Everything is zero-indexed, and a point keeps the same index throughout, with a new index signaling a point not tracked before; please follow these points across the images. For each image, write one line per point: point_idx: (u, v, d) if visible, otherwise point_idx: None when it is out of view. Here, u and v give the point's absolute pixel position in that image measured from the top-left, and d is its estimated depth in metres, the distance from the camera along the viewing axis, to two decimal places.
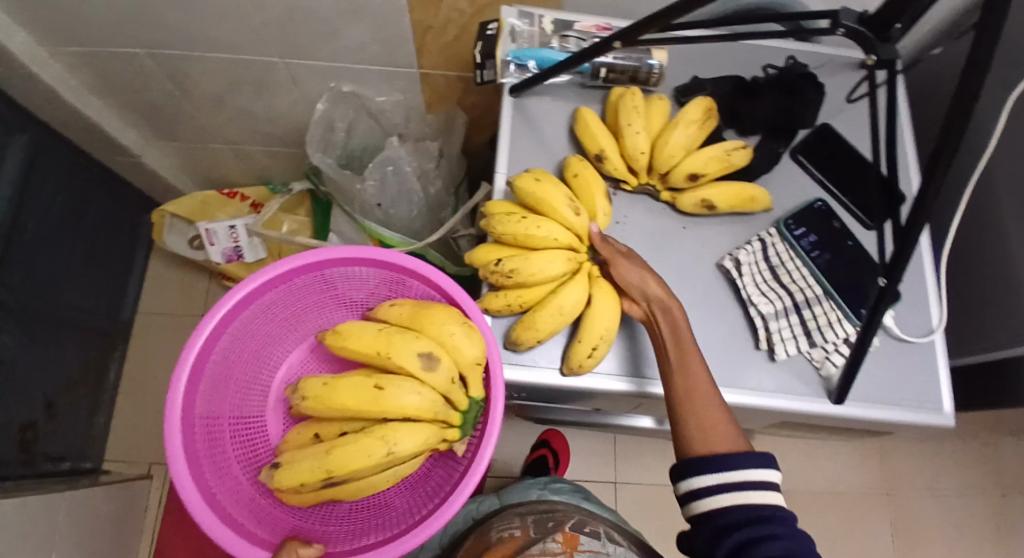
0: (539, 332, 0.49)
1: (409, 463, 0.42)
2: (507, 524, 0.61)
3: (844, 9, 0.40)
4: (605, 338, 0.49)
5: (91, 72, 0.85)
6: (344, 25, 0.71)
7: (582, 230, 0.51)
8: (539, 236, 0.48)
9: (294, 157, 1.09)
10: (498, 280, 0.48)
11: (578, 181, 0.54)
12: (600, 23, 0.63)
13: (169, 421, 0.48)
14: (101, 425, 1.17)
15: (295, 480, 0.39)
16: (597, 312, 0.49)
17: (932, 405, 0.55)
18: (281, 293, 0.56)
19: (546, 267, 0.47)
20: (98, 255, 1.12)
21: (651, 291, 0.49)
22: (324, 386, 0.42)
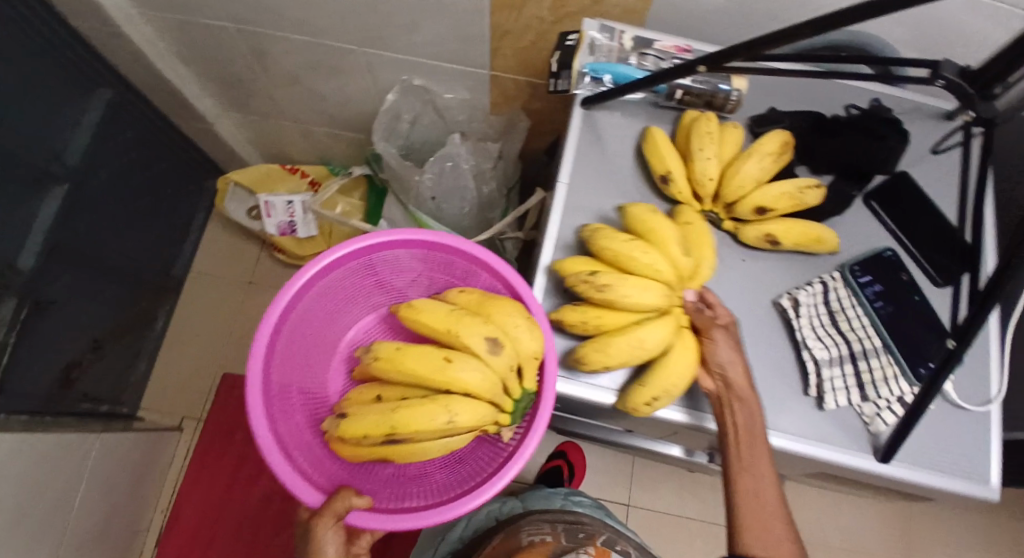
0: (608, 360, 0.47)
1: (466, 436, 0.43)
2: (536, 529, 0.60)
3: (947, 61, 0.38)
4: (670, 390, 0.47)
5: (179, 41, 0.90)
6: (424, 20, 0.73)
7: (684, 271, 0.49)
8: (641, 260, 0.48)
9: (355, 142, 1.12)
10: (587, 292, 0.48)
11: (689, 227, 0.52)
12: (680, 44, 0.63)
13: (251, 385, 0.49)
14: (141, 372, 1.23)
15: (359, 430, 0.42)
16: (673, 363, 0.47)
17: (979, 478, 0.52)
18: (350, 269, 0.58)
19: (640, 297, 0.46)
20: (161, 212, 1.18)
21: (732, 377, 0.48)
22: (396, 350, 0.44)
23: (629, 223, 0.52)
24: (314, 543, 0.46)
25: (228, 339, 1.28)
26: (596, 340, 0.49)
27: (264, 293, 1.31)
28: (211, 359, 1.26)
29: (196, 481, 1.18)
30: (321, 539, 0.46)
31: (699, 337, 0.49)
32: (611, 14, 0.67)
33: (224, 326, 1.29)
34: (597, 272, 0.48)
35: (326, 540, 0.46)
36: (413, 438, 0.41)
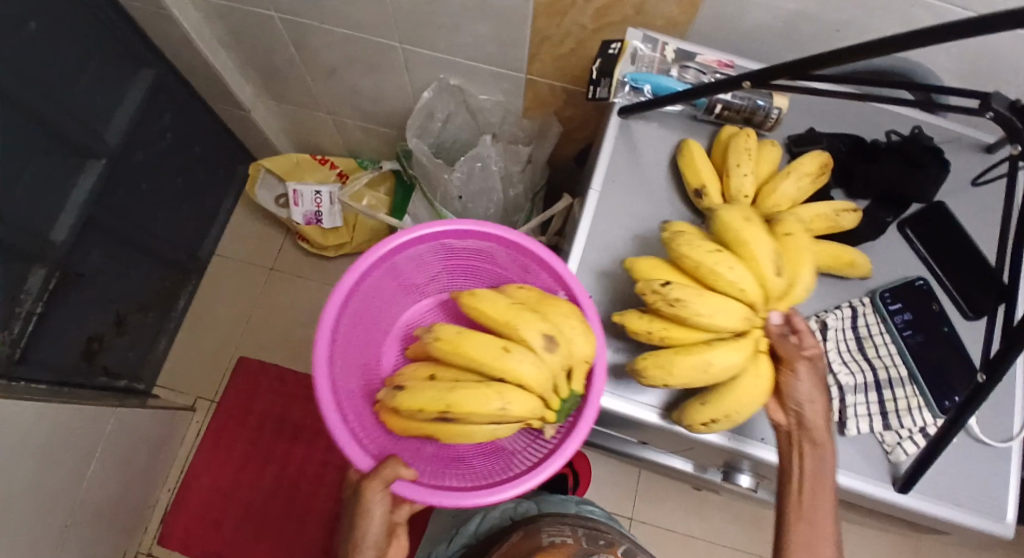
0: (671, 379, 0.44)
1: (512, 426, 0.44)
2: (556, 531, 0.60)
3: (998, 93, 0.37)
4: (733, 415, 0.45)
5: (225, 27, 0.92)
6: (466, 21, 0.74)
7: (772, 292, 0.43)
8: (724, 277, 0.43)
9: (387, 137, 1.14)
10: (656, 303, 0.44)
11: (788, 238, 0.45)
12: (723, 59, 0.64)
13: (323, 396, 0.49)
14: (161, 350, 1.25)
15: (415, 403, 0.43)
16: (742, 391, 0.44)
17: (995, 513, 0.51)
18: (375, 278, 0.58)
19: (717, 319, 0.42)
20: (191, 194, 1.21)
21: (809, 419, 0.46)
22: (457, 334, 0.45)
23: (716, 228, 0.47)
24: (362, 507, 0.47)
25: (247, 323, 1.30)
26: (660, 351, 0.46)
27: (286, 281, 1.33)
28: (229, 342, 1.28)
29: (206, 461, 1.20)
30: (368, 506, 0.47)
31: (780, 367, 0.45)
32: (654, 26, 0.68)
33: (244, 310, 1.31)
34: (671, 283, 0.43)
35: (371, 505, 0.47)
36: (464, 419, 0.42)
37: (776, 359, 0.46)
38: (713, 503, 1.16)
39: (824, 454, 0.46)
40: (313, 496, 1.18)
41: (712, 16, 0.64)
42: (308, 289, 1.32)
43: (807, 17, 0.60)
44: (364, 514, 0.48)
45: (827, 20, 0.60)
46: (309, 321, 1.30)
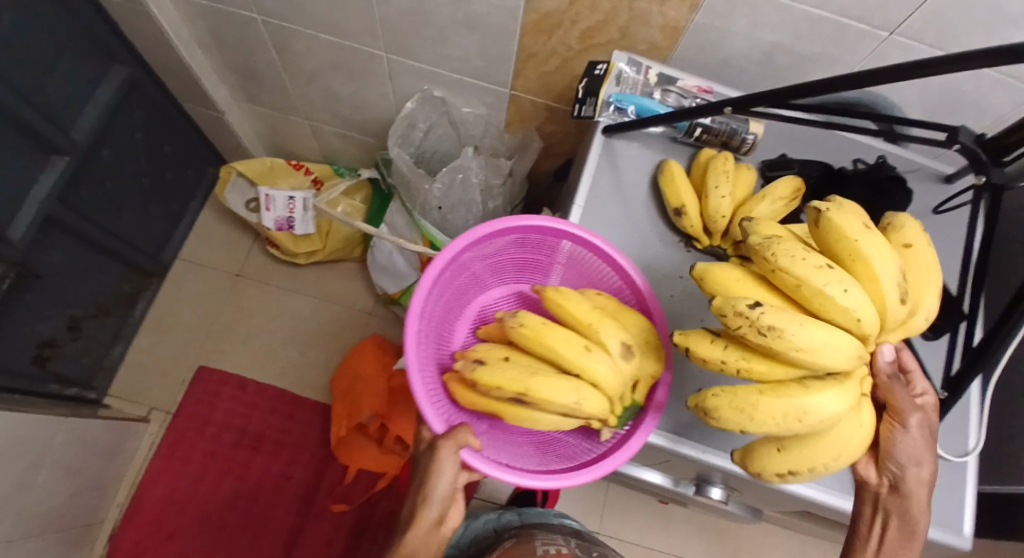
0: (755, 429, 0.34)
1: (575, 422, 0.46)
2: (550, 540, 0.66)
3: (964, 128, 0.41)
4: (820, 467, 0.37)
5: (205, 27, 0.90)
6: (455, 34, 0.75)
7: (891, 319, 0.35)
8: (838, 303, 0.32)
9: (365, 145, 1.13)
10: (740, 329, 0.33)
11: (908, 251, 0.39)
12: (702, 85, 0.66)
13: (424, 406, 0.49)
14: (115, 357, 1.18)
15: (494, 381, 0.45)
16: (840, 441, 0.36)
17: (951, 526, 0.53)
18: (440, 285, 0.56)
19: (826, 355, 0.32)
20: (157, 195, 1.16)
21: (907, 484, 0.43)
22: (541, 325, 0.47)
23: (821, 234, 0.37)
24: (433, 466, 0.49)
25: (210, 330, 1.24)
26: (737, 388, 0.36)
27: (252, 287, 1.28)
28: (189, 350, 1.23)
29: (160, 475, 1.13)
30: (437, 463, 0.49)
31: (886, 418, 0.42)
32: (637, 50, 0.70)
33: (207, 317, 1.25)
34: (764, 305, 0.33)
35: (441, 465, 0.49)
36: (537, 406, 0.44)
37: (884, 407, 0.42)
38: (677, 516, 1.17)
39: (916, 518, 0.44)
40: (272, 509, 1.13)
41: (692, 43, 0.67)
42: (276, 296, 1.28)
43: (780, 49, 0.63)
44: (432, 473, 0.49)
45: (797, 53, 0.63)
46: (275, 329, 1.25)
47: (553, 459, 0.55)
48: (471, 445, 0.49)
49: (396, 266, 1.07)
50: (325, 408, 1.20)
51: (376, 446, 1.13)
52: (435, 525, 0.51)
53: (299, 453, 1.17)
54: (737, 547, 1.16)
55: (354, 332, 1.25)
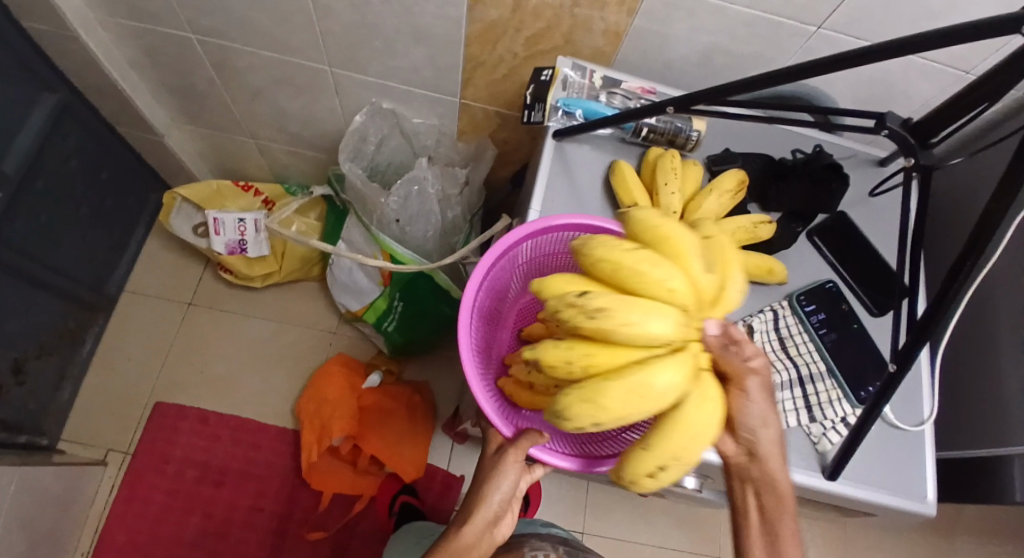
0: (604, 419, 0.30)
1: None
2: (539, 546, 0.66)
3: (891, 113, 0.44)
4: (687, 458, 0.31)
5: (139, 48, 0.86)
6: (402, 46, 0.74)
7: (716, 293, 0.34)
8: (654, 274, 0.32)
9: (317, 161, 1.10)
10: (572, 320, 0.32)
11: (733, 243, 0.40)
12: (645, 86, 0.68)
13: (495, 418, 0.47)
14: (64, 399, 1.12)
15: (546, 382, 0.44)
16: (696, 423, 0.31)
17: (916, 494, 0.55)
18: (484, 292, 0.54)
19: (656, 326, 0.30)
20: (98, 226, 1.10)
21: (761, 448, 0.41)
22: None
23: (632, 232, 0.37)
24: (498, 470, 0.47)
25: (165, 363, 1.19)
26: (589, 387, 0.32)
27: (206, 315, 1.23)
28: (144, 384, 1.17)
29: (123, 519, 1.07)
30: (501, 468, 0.47)
31: (728, 389, 0.38)
32: (582, 55, 0.72)
33: (161, 350, 1.19)
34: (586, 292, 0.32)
35: (505, 469, 0.47)
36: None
37: (723, 378, 0.38)
38: (657, 508, 1.19)
39: (778, 481, 0.42)
40: (242, 543, 1.08)
41: (634, 47, 0.68)
42: (234, 322, 1.23)
43: (716, 49, 0.66)
44: (494, 478, 0.47)
45: (733, 53, 0.66)
46: (234, 357, 1.20)
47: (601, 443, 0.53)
48: (539, 443, 0.46)
49: (358, 283, 1.05)
50: (292, 435, 1.16)
51: (350, 469, 1.11)
52: (495, 536, 0.49)
53: (267, 483, 1.12)
54: (715, 532, 1.18)
55: (318, 354, 1.22)
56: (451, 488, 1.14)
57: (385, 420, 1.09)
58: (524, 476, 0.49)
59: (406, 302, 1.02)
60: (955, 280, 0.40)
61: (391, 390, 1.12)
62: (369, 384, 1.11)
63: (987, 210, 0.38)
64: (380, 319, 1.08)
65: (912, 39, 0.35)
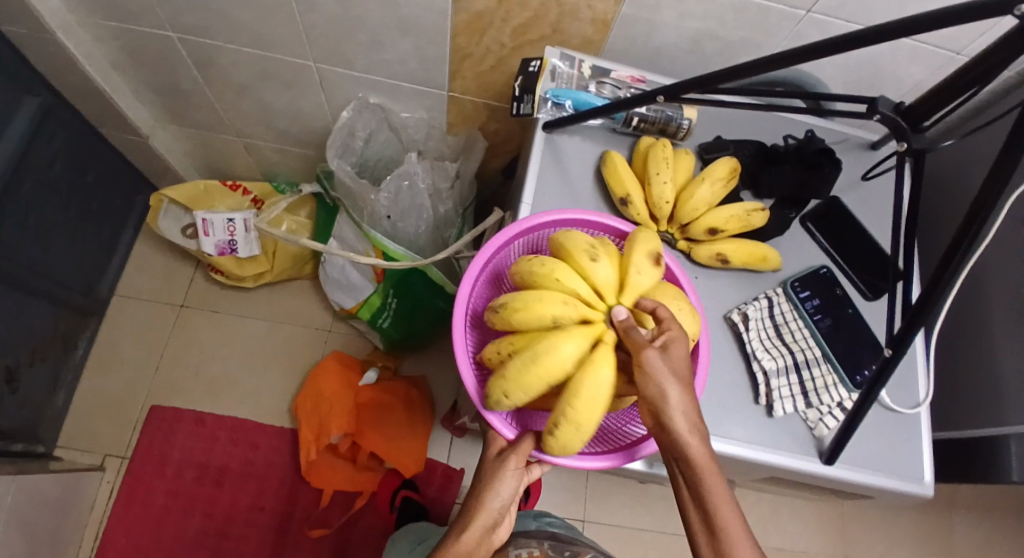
0: (506, 384, 0.38)
1: (636, 398, 0.46)
2: (526, 543, 0.67)
3: (883, 98, 0.43)
4: (579, 419, 0.36)
5: (120, 47, 0.84)
6: (388, 39, 0.73)
7: (604, 283, 0.41)
8: (544, 273, 0.41)
9: (305, 158, 1.09)
10: (492, 317, 0.42)
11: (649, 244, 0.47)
12: (635, 75, 0.67)
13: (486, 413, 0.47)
14: (59, 405, 1.11)
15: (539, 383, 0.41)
16: (582, 386, 0.36)
17: (912, 475, 0.56)
18: (482, 286, 0.53)
19: (541, 309, 0.39)
20: (86, 230, 1.08)
21: (670, 420, 0.35)
22: None
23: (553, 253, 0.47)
24: (495, 474, 0.46)
25: (159, 366, 1.18)
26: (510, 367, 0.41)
27: (199, 317, 1.22)
28: (140, 388, 1.16)
29: (123, 523, 1.07)
30: (502, 473, 0.46)
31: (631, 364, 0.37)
32: (570, 44, 0.71)
33: (155, 352, 1.18)
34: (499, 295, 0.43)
35: (506, 474, 0.46)
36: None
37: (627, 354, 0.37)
38: (656, 494, 1.20)
39: (696, 457, 0.35)
40: (243, 542, 1.08)
41: (624, 34, 0.67)
42: (227, 323, 1.22)
43: (706, 35, 0.65)
44: (494, 483, 0.47)
45: (724, 39, 0.65)
46: (229, 358, 1.19)
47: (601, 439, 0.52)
48: (539, 445, 0.47)
49: (352, 280, 1.04)
50: (290, 434, 1.15)
51: (350, 465, 1.11)
52: (493, 540, 0.48)
53: (267, 482, 1.12)
54: None
55: (314, 352, 1.21)
56: (451, 481, 1.15)
57: (383, 417, 1.09)
58: (524, 479, 0.48)
59: (400, 298, 1.02)
60: (948, 265, 0.39)
61: (388, 386, 1.12)
62: (366, 381, 1.11)
63: (978, 199, 0.37)
64: (375, 316, 1.07)
65: (902, 22, 0.34)
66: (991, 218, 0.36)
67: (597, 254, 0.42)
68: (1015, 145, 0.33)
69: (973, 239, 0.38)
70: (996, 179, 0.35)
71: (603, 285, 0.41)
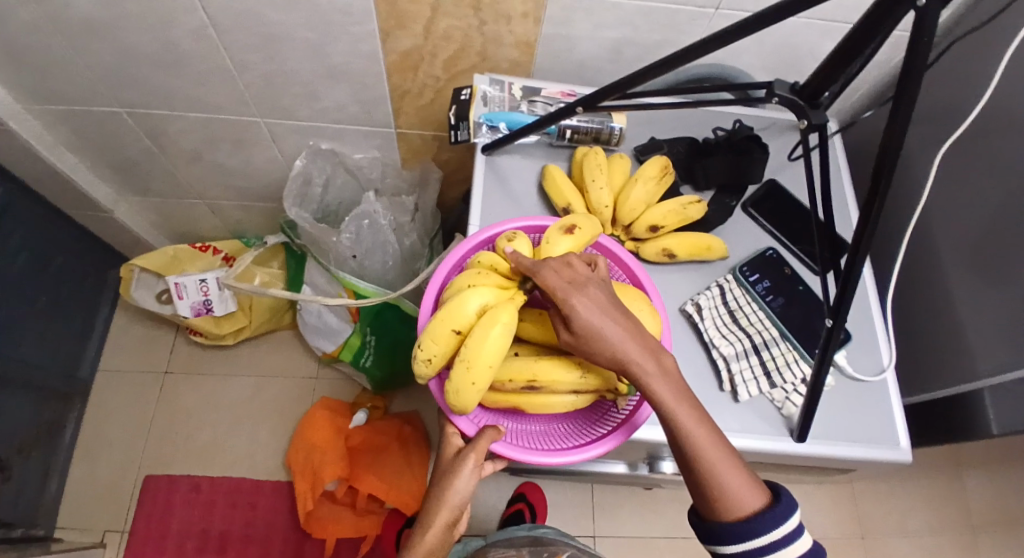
0: (421, 336, 0.43)
1: (590, 396, 0.45)
2: (506, 551, 0.76)
3: (779, 81, 0.44)
4: (467, 357, 0.39)
5: (69, 129, 0.87)
6: (324, 87, 0.75)
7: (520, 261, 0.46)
8: (482, 259, 0.47)
9: (269, 211, 1.11)
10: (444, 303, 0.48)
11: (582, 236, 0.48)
12: (564, 90, 0.70)
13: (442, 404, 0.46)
14: (54, 489, 1.10)
15: (503, 376, 0.43)
16: (474, 330, 0.40)
17: (888, 441, 0.56)
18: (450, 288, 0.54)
19: (466, 279, 0.44)
20: (60, 311, 1.09)
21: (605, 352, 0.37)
22: (540, 315, 0.47)
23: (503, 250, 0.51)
24: (455, 469, 0.45)
25: (149, 437, 1.17)
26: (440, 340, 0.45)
27: (184, 380, 1.22)
28: (131, 460, 1.15)
29: None
30: (458, 472, 0.45)
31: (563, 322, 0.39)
32: (500, 69, 0.73)
33: (143, 425, 1.18)
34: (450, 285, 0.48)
35: (464, 471, 0.45)
36: (548, 389, 0.44)
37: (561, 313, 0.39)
38: (662, 498, 1.18)
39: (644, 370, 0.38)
40: None
41: (548, 54, 0.70)
42: (213, 384, 1.22)
43: (625, 42, 0.68)
44: (455, 480, 0.45)
45: (642, 44, 0.68)
46: (219, 419, 1.19)
47: (576, 432, 0.50)
48: (499, 438, 0.45)
49: (330, 324, 1.04)
50: (288, 487, 1.14)
51: (351, 512, 1.09)
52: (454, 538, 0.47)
53: (271, 540, 1.10)
54: None
55: (303, 402, 1.20)
56: None
57: (377, 457, 1.09)
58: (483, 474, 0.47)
59: (378, 335, 1.02)
60: (866, 223, 0.40)
61: (378, 426, 1.12)
62: (356, 422, 1.11)
63: (879, 159, 0.37)
64: (357, 357, 1.07)
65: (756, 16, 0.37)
66: (894, 173, 0.37)
67: (517, 236, 0.47)
68: (899, 107, 0.34)
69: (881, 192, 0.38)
70: (894, 136, 0.36)
71: None
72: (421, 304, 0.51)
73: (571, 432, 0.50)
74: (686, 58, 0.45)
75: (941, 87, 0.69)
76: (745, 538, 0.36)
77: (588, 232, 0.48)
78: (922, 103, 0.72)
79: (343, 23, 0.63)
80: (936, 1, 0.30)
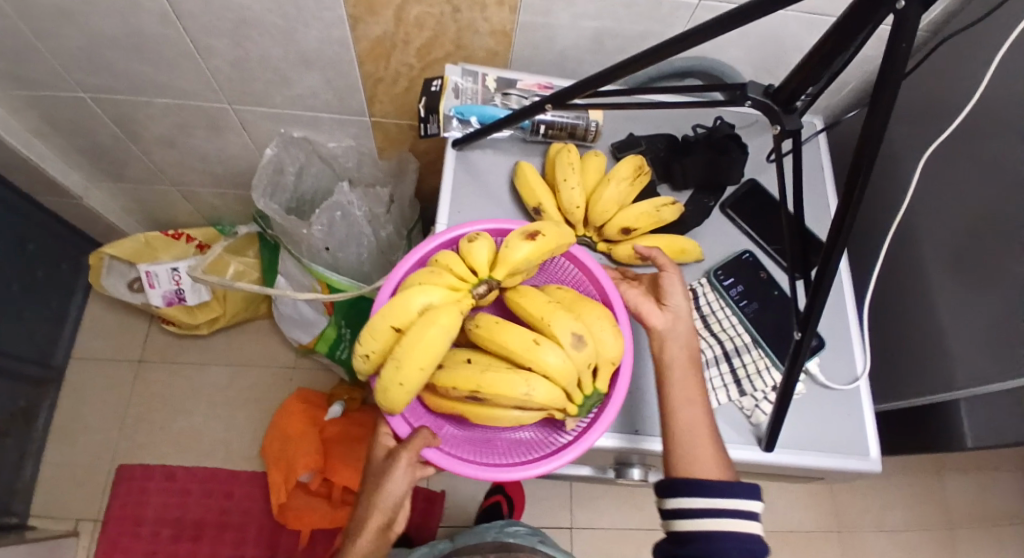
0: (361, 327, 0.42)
1: (538, 413, 0.43)
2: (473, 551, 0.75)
3: (753, 82, 0.42)
4: (399, 357, 0.38)
5: (35, 115, 0.83)
6: (296, 74, 0.72)
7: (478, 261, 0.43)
8: (444, 254, 0.45)
9: (245, 198, 1.08)
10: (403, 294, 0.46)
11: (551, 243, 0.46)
12: (541, 83, 0.68)
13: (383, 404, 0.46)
14: (28, 476, 1.09)
15: (448, 381, 0.42)
16: (410, 330, 0.39)
17: (858, 451, 0.55)
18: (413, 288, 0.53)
19: (420, 275, 0.43)
20: (32, 300, 1.07)
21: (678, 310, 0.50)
22: (494, 323, 0.44)
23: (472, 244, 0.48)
24: (388, 470, 0.44)
25: (124, 426, 1.15)
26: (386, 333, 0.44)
27: (160, 369, 1.20)
28: (106, 449, 1.13)
29: None
30: (393, 471, 0.44)
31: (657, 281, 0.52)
32: (477, 58, 0.71)
33: (118, 414, 1.16)
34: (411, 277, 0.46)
35: (397, 472, 0.44)
36: (494, 402, 0.42)
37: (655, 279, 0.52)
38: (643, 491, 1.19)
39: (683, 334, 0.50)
40: None
41: (526, 43, 0.68)
42: (189, 373, 1.20)
43: (606, 33, 0.65)
44: (388, 480, 0.45)
45: (623, 34, 0.66)
46: (195, 408, 1.17)
47: (528, 446, 0.48)
48: (433, 445, 0.44)
49: (305, 316, 1.03)
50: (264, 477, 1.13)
51: (327, 503, 1.07)
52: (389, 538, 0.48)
53: (246, 529, 1.10)
54: None
55: (280, 392, 1.19)
56: (434, 504, 1.12)
57: (352, 448, 1.06)
58: (419, 477, 0.46)
59: (353, 327, 1.01)
60: (839, 232, 0.38)
61: (356, 418, 1.10)
62: (331, 415, 1.09)
63: (854, 167, 0.35)
64: (333, 348, 1.05)
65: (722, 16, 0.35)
66: (870, 175, 0.35)
67: (479, 237, 0.45)
68: (876, 110, 0.32)
69: (854, 202, 0.36)
70: (868, 143, 0.34)
71: (477, 261, 0.43)
72: (378, 294, 0.50)
73: (524, 445, 0.48)
74: (659, 56, 0.42)
75: (930, 87, 0.67)
76: (712, 492, 0.40)
77: (553, 241, 0.45)
78: (911, 102, 0.70)
79: (311, 9, 0.60)
80: (916, 3, 0.27)
